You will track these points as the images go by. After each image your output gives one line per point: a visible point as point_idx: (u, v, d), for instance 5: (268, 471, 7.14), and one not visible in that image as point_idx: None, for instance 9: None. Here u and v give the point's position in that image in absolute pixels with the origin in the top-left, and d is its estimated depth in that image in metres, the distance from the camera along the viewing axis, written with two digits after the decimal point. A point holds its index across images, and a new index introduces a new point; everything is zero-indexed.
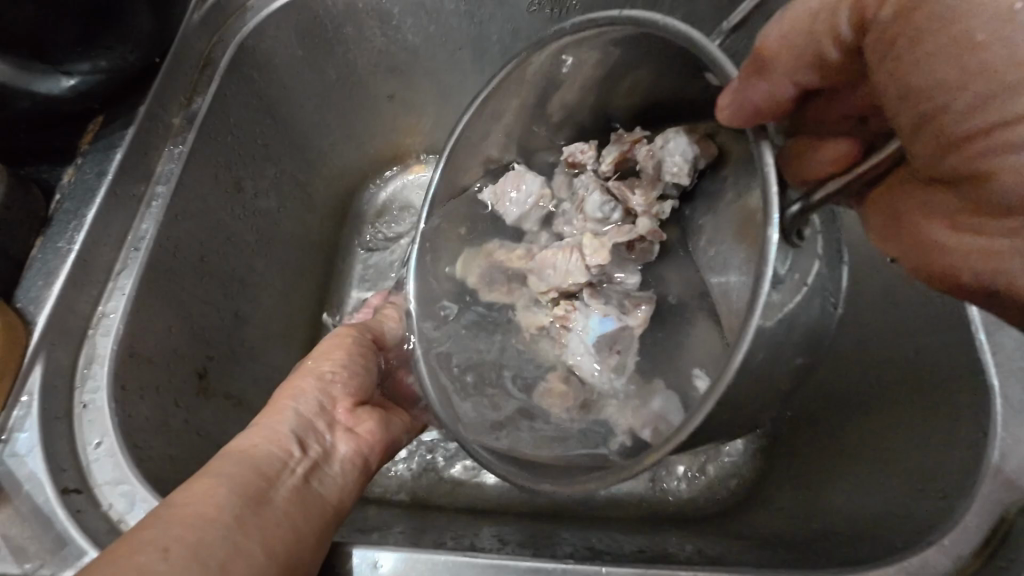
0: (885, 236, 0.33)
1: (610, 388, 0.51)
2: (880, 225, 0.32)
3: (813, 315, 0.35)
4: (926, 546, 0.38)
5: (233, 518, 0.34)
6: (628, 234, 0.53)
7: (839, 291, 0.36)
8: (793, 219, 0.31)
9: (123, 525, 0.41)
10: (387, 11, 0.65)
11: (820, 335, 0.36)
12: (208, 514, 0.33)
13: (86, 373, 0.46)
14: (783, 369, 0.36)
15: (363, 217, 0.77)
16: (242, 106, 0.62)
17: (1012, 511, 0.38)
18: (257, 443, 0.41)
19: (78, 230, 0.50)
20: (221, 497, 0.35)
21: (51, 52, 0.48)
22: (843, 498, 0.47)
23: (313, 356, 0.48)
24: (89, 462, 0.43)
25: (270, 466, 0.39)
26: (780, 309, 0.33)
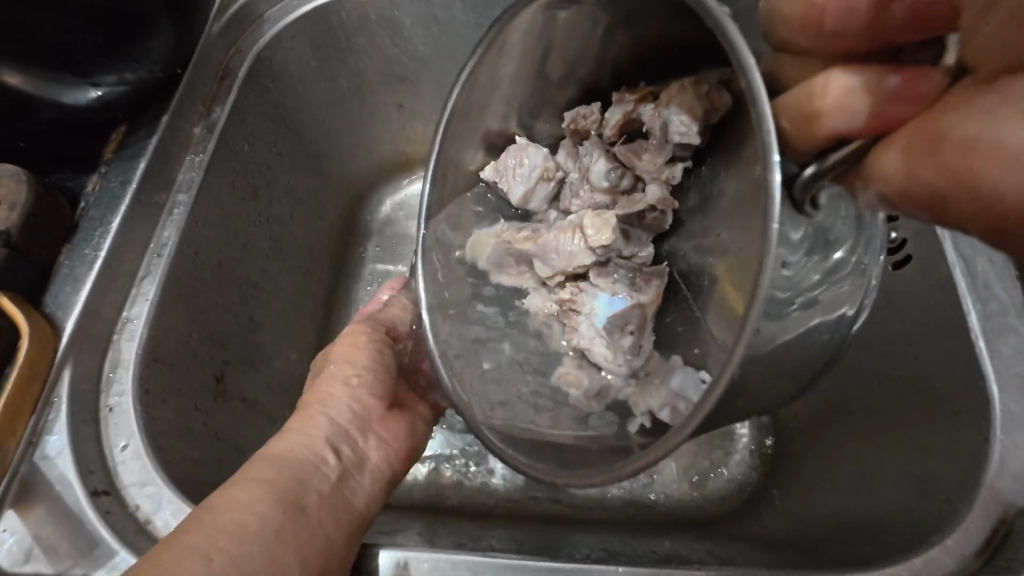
0: (904, 175, 0.28)
1: (623, 368, 0.53)
2: (904, 160, 0.28)
3: (816, 304, 0.35)
4: (930, 547, 0.40)
5: (273, 529, 0.35)
6: (639, 204, 0.55)
7: (845, 285, 0.37)
8: (805, 183, 0.32)
9: (151, 526, 0.42)
10: (399, 22, 0.66)
11: (825, 335, 0.38)
12: (248, 527, 0.34)
13: (111, 377, 0.48)
14: (788, 367, 0.37)
15: (371, 222, 0.77)
16: (258, 115, 0.63)
17: (1011, 512, 0.40)
18: (291, 446, 0.42)
19: (104, 237, 0.51)
20: (257, 503, 0.36)
21: (82, 60, 0.50)
22: (846, 497, 0.48)
23: (336, 360, 0.49)
24: (117, 465, 0.44)
25: (303, 472, 0.40)
26: (785, 297, 0.34)
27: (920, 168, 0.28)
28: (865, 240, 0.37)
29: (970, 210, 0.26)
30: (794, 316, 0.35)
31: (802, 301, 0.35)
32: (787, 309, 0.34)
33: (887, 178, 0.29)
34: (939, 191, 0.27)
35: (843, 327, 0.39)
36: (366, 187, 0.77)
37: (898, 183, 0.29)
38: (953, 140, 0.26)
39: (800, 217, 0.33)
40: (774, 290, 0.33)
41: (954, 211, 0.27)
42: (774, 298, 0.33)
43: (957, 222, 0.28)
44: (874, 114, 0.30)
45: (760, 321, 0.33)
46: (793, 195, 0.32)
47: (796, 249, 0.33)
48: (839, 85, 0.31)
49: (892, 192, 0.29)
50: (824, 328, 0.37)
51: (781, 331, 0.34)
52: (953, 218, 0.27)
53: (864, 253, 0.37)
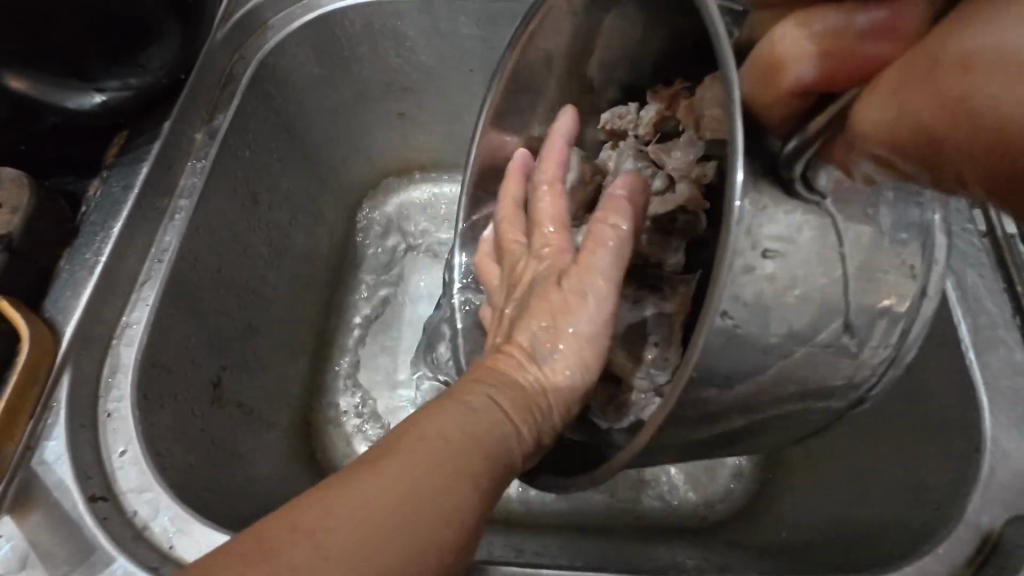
0: (891, 123, 0.26)
1: (649, 385, 0.47)
2: (888, 102, 0.26)
3: (823, 306, 0.33)
4: (922, 555, 0.40)
5: (393, 521, 0.30)
6: (669, 204, 0.53)
7: (865, 292, 0.34)
8: (792, 154, 0.31)
9: (148, 532, 0.42)
10: (403, 32, 0.67)
11: (844, 351, 0.35)
12: (363, 519, 0.29)
13: (110, 382, 0.47)
14: (795, 384, 0.36)
15: (369, 228, 0.79)
16: (261, 122, 0.64)
17: (1003, 522, 0.40)
18: (474, 401, 0.40)
19: (105, 242, 0.51)
20: (379, 481, 0.31)
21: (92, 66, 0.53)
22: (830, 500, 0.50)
23: (551, 317, 0.44)
24: (115, 470, 0.44)
25: (460, 429, 0.36)
26: (777, 292, 0.32)
27: (905, 111, 0.26)
28: (891, 244, 0.34)
29: (968, 153, 0.24)
30: (791, 313, 0.33)
31: (800, 299, 0.33)
32: (780, 305, 0.32)
33: (870, 128, 0.27)
34: (930, 133, 0.25)
35: (870, 348, 0.36)
36: (367, 193, 0.79)
37: (884, 133, 0.27)
38: (939, 70, 0.25)
39: (792, 199, 0.31)
40: (758, 279, 0.31)
41: (949, 156, 0.25)
42: (758, 288, 0.32)
43: (956, 171, 0.26)
44: (840, 61, 0.29)
45: (742, 313, 0.32)
46: (783, 181, 0.31)
47: (793, 241, 0.31)
48: (794, 39, 0.30)
49: (881, 145, 0.27)
50: (838, 339, 0.34)
51: (774, 330, 0.33)
52: (950, 166, 0.26)
53: (889, 258, 0.34)
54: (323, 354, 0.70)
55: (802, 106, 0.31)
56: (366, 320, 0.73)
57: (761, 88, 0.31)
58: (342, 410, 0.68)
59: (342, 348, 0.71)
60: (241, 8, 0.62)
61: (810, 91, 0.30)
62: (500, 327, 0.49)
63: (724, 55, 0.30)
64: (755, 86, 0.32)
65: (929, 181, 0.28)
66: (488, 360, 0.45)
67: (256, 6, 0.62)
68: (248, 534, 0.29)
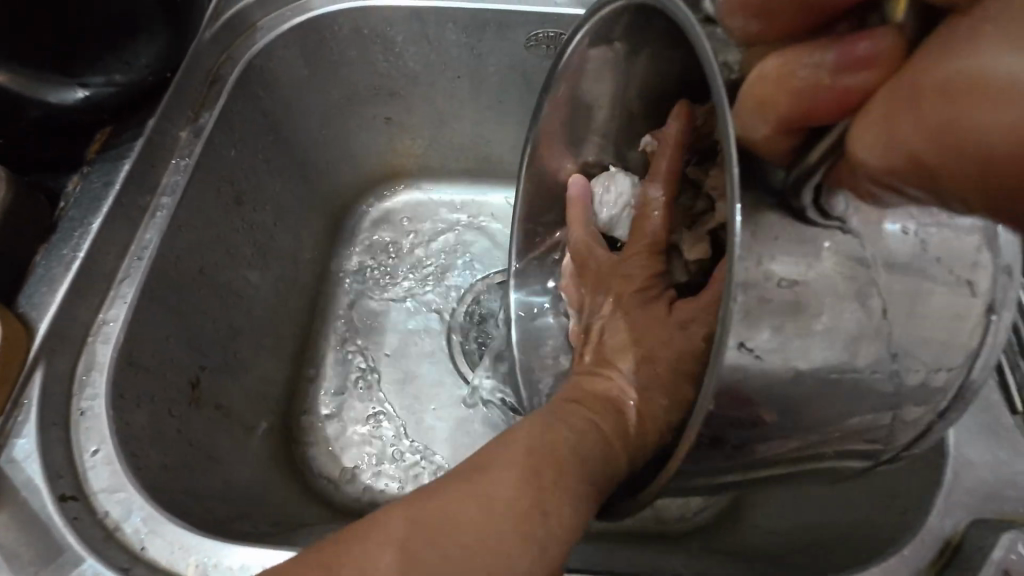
0: (886, 152, 0.26)
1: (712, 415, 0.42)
2: (878, 132, 0.26)
3: (861, 335, 0.32)
4: (890, 556, 0.41)
5: (455, 551, 0.33)
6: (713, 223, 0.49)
7: (911, 316, 0.32)
8: (796, 181, 0.31)
9: (120, 532, 0.41)
10: (391, 38, 0.68)
11: (894, 378, 0.33)
12: (446, 534, 0.33)
13: (84, 380, 0.46)
14: (832, 415, 0.34)
15: (353, 233, 0.79)
16: (248, 122, 0.64)
17: (965, 525, 0.41)
18: (571, 416, 0.43)
19: (83, 238, 0.50)
20: (452, 510, 0.34)
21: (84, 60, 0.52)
22: (800, 505, 0.51)
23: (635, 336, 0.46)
24: (86, 468, 0.43)
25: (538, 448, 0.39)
26: (802, 319, 0.32)
27: (897, 140, 0.25)
28: (938, 265, 0.32)
29: (968, 181, 0.23)
30: (823, 342, 0.32)
31: (831, 326, 0.32)
32: (809, 333, 0.32)
33: (869, 157, 0.26)
34: (924, 162, 0.24)
35: (924, 373, 0.34)
36: (352, 197, 0.79)
37: (883, 161, 0.26)
38: (925, 99, 0.24)
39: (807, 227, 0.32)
40: (772, 307, 0.31)
41: (950, 183, 0.24)
42: (780, 319, 0.31)
43: (960, 196, 0.25)
44: (824, 92, 0.28)
45: (763, 345, 0.32)
46: (795, 210, 0.31)
47: (812, 269, 0.31)
48: (775, 74, 0.30)
49: (884, 173, 0.27)
50: (884, 366, 0.33)
51: (802, 359, 0.32)
52: (952, 191, 0.25)
53: (936, 278, 0.33)
54: (304, 358, 0.71)
55: (797, 139, 0.31)
56: (351, 330, 0.73)
57: (754, 123, 0.32)
58: (325, 416, 0.68)
59: (323, 352, 0.72)
60: (230, 7, 0.62)
61: (801, 124, 0.30)
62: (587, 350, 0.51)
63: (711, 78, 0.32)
64: (748, 123, 0.32)
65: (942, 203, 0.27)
66: (580, 380, 0.47)
67: (246, 7, 0.63)
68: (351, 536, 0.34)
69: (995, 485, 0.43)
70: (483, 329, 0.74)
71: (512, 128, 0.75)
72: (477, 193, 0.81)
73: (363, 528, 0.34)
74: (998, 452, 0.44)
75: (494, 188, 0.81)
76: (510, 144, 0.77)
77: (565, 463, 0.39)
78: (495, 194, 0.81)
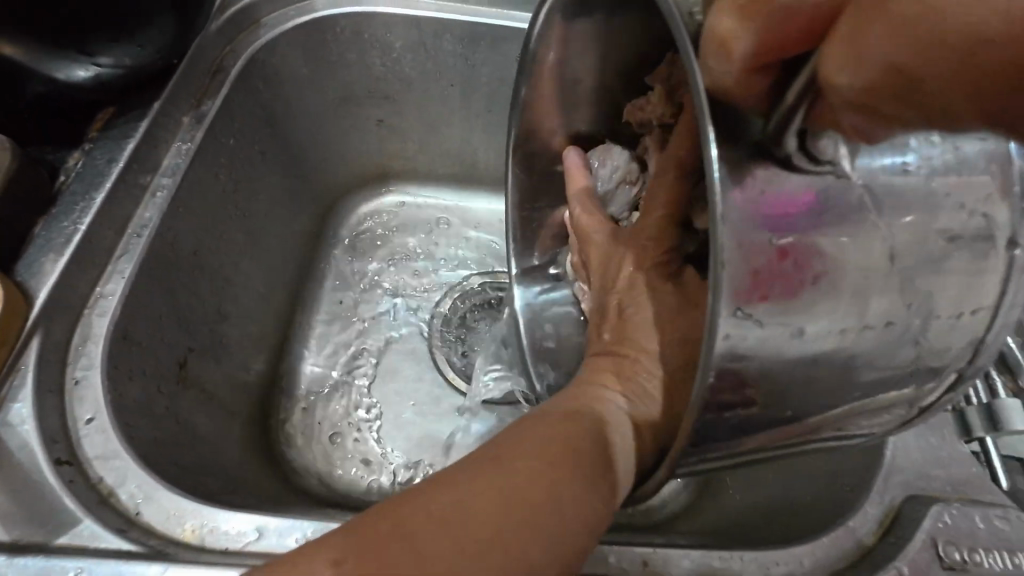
0: (860, 69, 0.22)
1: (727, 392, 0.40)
2: (849, 50, 0.22)
3: (863, 292, 0.30)
4: (837, 527, 0.45)
5: (448, 553, 0.30)
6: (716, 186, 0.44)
7: (923, 261, 0.31)
8: (776, 128, 0.27)
9: (115, 498, 0.42)
10: (390, 43, 0.71)
11: (912, 333, 0.32)
12: (446, 532, 0.31)
13: (80, 351, 0.47)
14: (837, 385, 0.33)
15: (340, 231, 0.82)
16: (247, 113, 0.66)
17: (899, 501, 0.47)
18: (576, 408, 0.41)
19: (86, 211, 0.51)
20: (443, 510, 0.32)
21: (90, 38, 0.51)
22: (756, 491, 0.55)
23: (625, 317, 0.45)
24: (80, 437, 0.44)
25: (541, 449, 0.36)
26: (802, 278, 0.29)
27: (866, 54, 0.21)
28: (949, 198, 0.30)
29: (957, 91, 0.20)
30: (832, 298, 0.30)
31: (835, 281, 0.30)
32: (804, 294, 0.30)
33: (843, 79, 0.23)
34: (903, 76, 0.21)
35: (946, 324, 0.33)
36: (339, 193, 0.81)
37: (857, 81, 0.22)
38: None
39: (794, 175, 0.29)
40: (766, 268, 0.29)
41: (934, 97, 0.21)
42: (777, 279, 0.29)
43: (948, 114, 0.21)
44: (790, 16, 0.24)
45: (760, 310, 0.29)
46: (779, 159, 0.28)
47: (807, 219, 0.29)
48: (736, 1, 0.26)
49: (856, 95, 0.23)
50: (900, 318, 0.31)
51: (807, 319, 0.30)
52: (936, 98, 0.21)
53: (952, 216, 0.31)
54: (285, 348, 0.73)
55: (765, 80, 0.27)
56: (331, 332, 0.75)
57: (716, 65, 0.27)
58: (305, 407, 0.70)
59: (303, 345, 0.74)
60: (235, 2, 0.64)
61: (768, 58, 0.26)
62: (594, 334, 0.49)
63: (680, 39, 0.29)
64: (710, 67, 0.27)
65: (928, 128, 0.23)
66: (599, 359, 0.45)
67: (251, 3, 0.65)
68: (341, 532, 0.31)
69: (926, 467, 0.48)
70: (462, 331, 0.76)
71: (498, 137, 0.78)
72: (461, 198, 0.84)
73: (351, 530, 0.31)
74: (930, 437, 0.49)
75: (479, 192, 0.84)
76: (496, 151, 0.80)
77: (563, 455, 0.36)
78: (479, 199, 0.84)
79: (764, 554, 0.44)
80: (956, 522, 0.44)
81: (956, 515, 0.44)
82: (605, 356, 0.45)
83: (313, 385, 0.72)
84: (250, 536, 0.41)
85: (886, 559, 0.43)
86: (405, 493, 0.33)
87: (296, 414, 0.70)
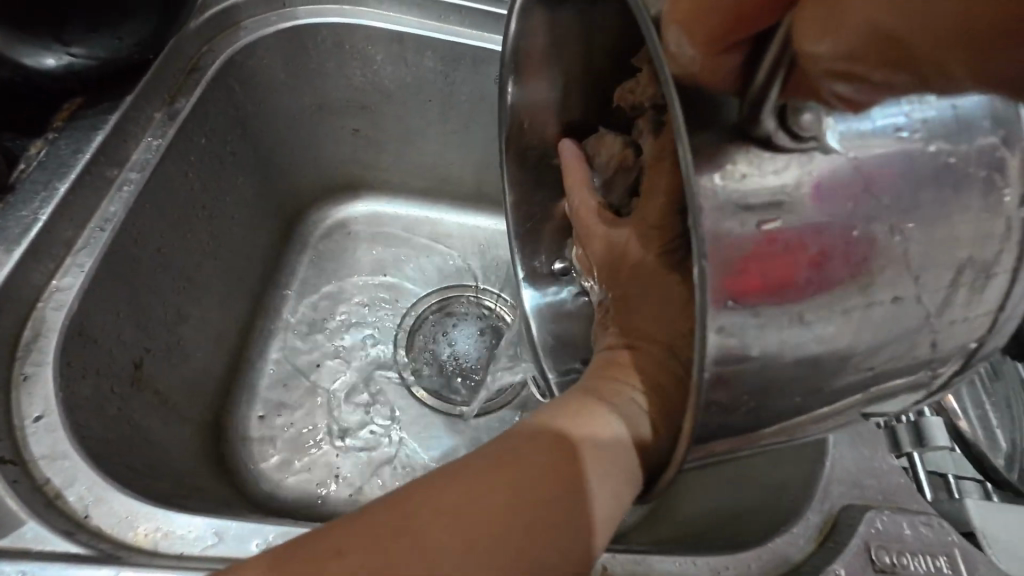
0: (839, 37, 0.21)
1: None
2: (828, 16, 0.21)
3: (860, 276, 0.30)
4: (781, 534, 0.48)
5: (448, 552, 0.32)
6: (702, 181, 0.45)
7: (925, 252, 0.30)
8: (752, 106, 0.28)
9: (59, 501, 0.40)
10: (370, 56, 0.71)
11: (924, 310, 0.32)
12: (444, 531, 0.33)
13: (32, 345, 0.46)
14: (827, 387, 0.33)
15: (308, 238, 0.81)
16: (220, 115, 0.65)
17: (837, 509, 0.50)
18: (594, 394, 0.43)
19: (46, 202, 0.49)
20: (449, 508, 0.34)
21: (68, 28, 0.48)
22: (708, 500, 0.58)
23: (633, 308, 0.47)
24: (26, 435, 0.42)
25: (545, 452, 0.37)
26: (798, 262, 0.29)
27: (847, 20, 0.21)
28: (940, 176, 0.30)
29: (957, 53, 0.19)
30: (830, 283, 0.30)
31: (829, 267, 0.30)
32: (801, 281, 0.30)
33: (823, 49, 0.22)
34: (891, 37, 0.20)
35: (961, 310, 0.32)
36: (306, 204, 0.81)
37: (842, 49, 0.21)
38: None
39: (774, 152, 0.29)
40: (748, 251, 0.29)
41: (932, 54, 0.20)
42: (770, 266, 0.29)
43: (945, 71, 0.20)
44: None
45: (753, 302, 0.30)
46: (759, 138, 0.29)
47: (795, 206, 0.29)
48: None
49: (836, 65, 0.22)
50: (907, 294, 0.31)
51: (806, 303, 0.30)
52: (930, 59, 0.20)
53: (966, 217, 0.31)
54: (243, 354, 0.71)
55: (735, 58, 0.27)
56: (293, 341, 0.74)
57: (679, 42, 0.28)
58: (260, 417, 0.69)
59: (264, 350, 0.73)
60: (216, 3, 0.64)
61: (733, 39, 0.27)
62: (608, 328, 0.50)
63: (647, 34, 0.30)
64: (676, 53, 0.29)
65: (921, 91, 0.22)
66: (613, 353, 0.47)
67: (231, 6, 0.64)
68: (351, 524, 0.34)
69: (859, 476, 0.52)
70: (435, 344, 0.77)
71: (472, 153, 0.79)
72: (434, 210, 0.85)
73: (359, 523, 0.33)
74: (863, 450, 0.53)
75: (449, 208, 0.84)
76: (472, 166, 0.80)
77: (574, 467, 0.37)
78: (448, 215, 0.84)
79: (715, 559, 0.47)
80: (886, 527, 0.47)
81: (886, 521, 0.47)
82: (625, 350, 0.47)
83: (271, 392, 0.71)
84: (208, 542, 0.40)
85: (825, 563, 0.46)
86: (412, 486, 0.36)
87: (252, 420, 0.68)
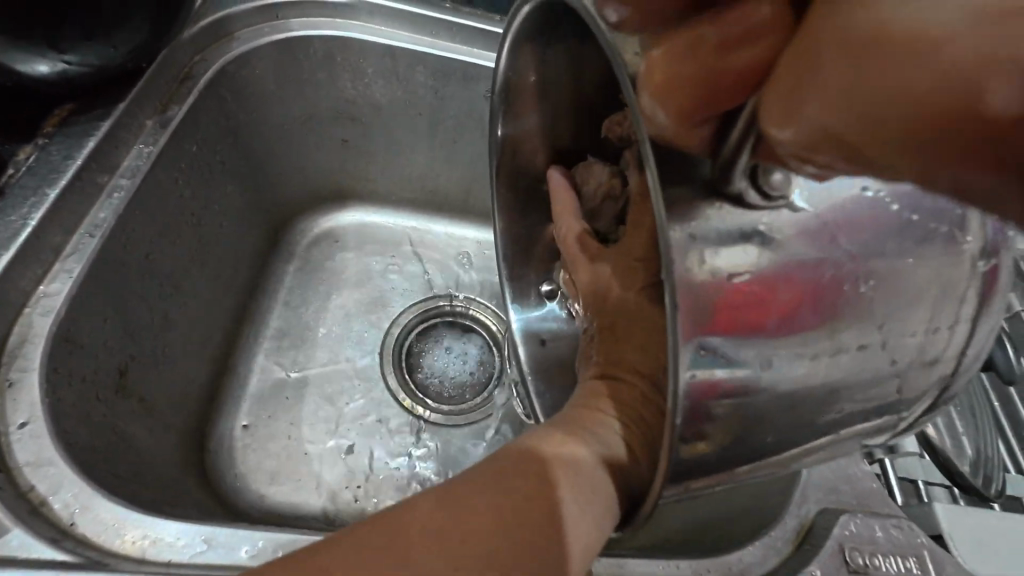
0: (797, 130, 0.22)
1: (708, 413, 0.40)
2: (786, 111, 0.22)
3: (827, 320, 0.32)
4: (760, 539, 0.50)
5: (441, 568, 0.33)
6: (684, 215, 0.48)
7: (893, 295, 0.32)
8: (724, 170, 0.29)
9: (44, 508, 0.40)
10: (361, 69, 0.72)
11: (899, 339, 0.34)
12: (439, 537, 0.34)
13: (17, 352, 0.45)
14: (815, 414, 0.34)
15: (295, 246, 0.81)
16: (211, 124, 0.65)
17: (813, 514, 0.52)
18: (576, 420, 0.44)
19: (36, 207, 0.49)
20: (444, 516, 0.35)
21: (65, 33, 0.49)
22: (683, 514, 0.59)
23: (617, 338, 0.49)
24: (10, 442, 0.42)
25: (533, 469, 0.38)
26: (767, 311, 0.31)
27: (802, 116, 0.22)
28: (904, 231, 0.32)
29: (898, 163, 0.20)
30: (799, 327, 0.32)
31: (797, 316, 0.32)
32: (769, 326, 0.32)
33: (782, 137, 0.23)
34: (846, 140, 0.21)
35: (934, 340, 0.35)
36: (293, 212, 0.81)
37: (800, 141, 0.23)
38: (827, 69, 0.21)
39: (745, 211, 0.31)
40: (718, 296, 0.31)
41: (879, 148, 0.21)
42: (741, 314, 0.31)
43: (896, 171, 0.21)
44: (725, 70, 0.26)
45: (722, 346, 0.31)
46: (732, 197, 0.30)
47: (764, 259, 0.31)
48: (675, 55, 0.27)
49: (800, 148, 0.23)
50: (875, 338, 0.33)
51: (773, 343, 0.32)
52: (876, 160, 0.21)
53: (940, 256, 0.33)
54: (229, 363, 0.71)
55: (707, 128, 0.29)
56: (279, 351, 0.74)
57: (654, 109, 0.29)
58: (245, 427, 0.69)
59: (250, 360, 0.73)
60: (210, 13, 0.64)
61: (704, 115, 0.28)
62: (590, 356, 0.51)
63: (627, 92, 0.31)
64: (651, 119, 0.29)
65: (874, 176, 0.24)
66: (593, 384, 0.48)
67: (225, 17, 0.65)
68: (350, 531, 0.35)
69: (836, 483, 0.54)
70: (421, 363, 0.77)
71: (461, 166, 0.80)
72: (422, 221, 0.85)
73: (360, 528, 0.35)
74: (838, 459, 0.55)
75: (436, 218, 0.85)
76: (460, 178, 0.81)
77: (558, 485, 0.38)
78: (435, 224, 0.85)
79: (696, 562, 0.48)
80: (859, 530, 0.49)
81: (859, 524, 0.50)
82: (605, 379, 0.48)
83: (256, 403, 0.70)
84: (196, 548, 0.39)
85: (802, 564, 0.48)
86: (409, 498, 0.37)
87: (234, 431, 0.68)
